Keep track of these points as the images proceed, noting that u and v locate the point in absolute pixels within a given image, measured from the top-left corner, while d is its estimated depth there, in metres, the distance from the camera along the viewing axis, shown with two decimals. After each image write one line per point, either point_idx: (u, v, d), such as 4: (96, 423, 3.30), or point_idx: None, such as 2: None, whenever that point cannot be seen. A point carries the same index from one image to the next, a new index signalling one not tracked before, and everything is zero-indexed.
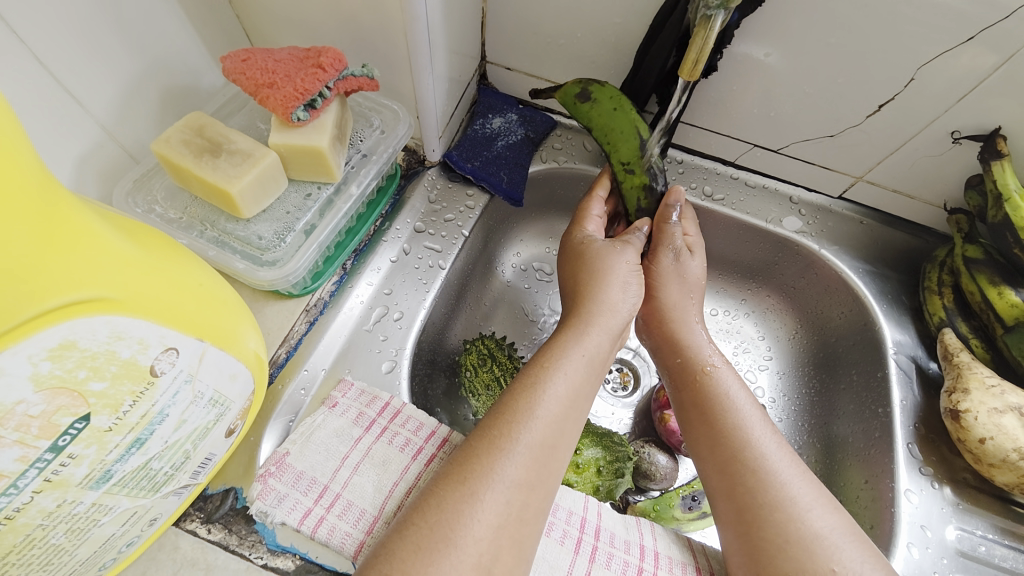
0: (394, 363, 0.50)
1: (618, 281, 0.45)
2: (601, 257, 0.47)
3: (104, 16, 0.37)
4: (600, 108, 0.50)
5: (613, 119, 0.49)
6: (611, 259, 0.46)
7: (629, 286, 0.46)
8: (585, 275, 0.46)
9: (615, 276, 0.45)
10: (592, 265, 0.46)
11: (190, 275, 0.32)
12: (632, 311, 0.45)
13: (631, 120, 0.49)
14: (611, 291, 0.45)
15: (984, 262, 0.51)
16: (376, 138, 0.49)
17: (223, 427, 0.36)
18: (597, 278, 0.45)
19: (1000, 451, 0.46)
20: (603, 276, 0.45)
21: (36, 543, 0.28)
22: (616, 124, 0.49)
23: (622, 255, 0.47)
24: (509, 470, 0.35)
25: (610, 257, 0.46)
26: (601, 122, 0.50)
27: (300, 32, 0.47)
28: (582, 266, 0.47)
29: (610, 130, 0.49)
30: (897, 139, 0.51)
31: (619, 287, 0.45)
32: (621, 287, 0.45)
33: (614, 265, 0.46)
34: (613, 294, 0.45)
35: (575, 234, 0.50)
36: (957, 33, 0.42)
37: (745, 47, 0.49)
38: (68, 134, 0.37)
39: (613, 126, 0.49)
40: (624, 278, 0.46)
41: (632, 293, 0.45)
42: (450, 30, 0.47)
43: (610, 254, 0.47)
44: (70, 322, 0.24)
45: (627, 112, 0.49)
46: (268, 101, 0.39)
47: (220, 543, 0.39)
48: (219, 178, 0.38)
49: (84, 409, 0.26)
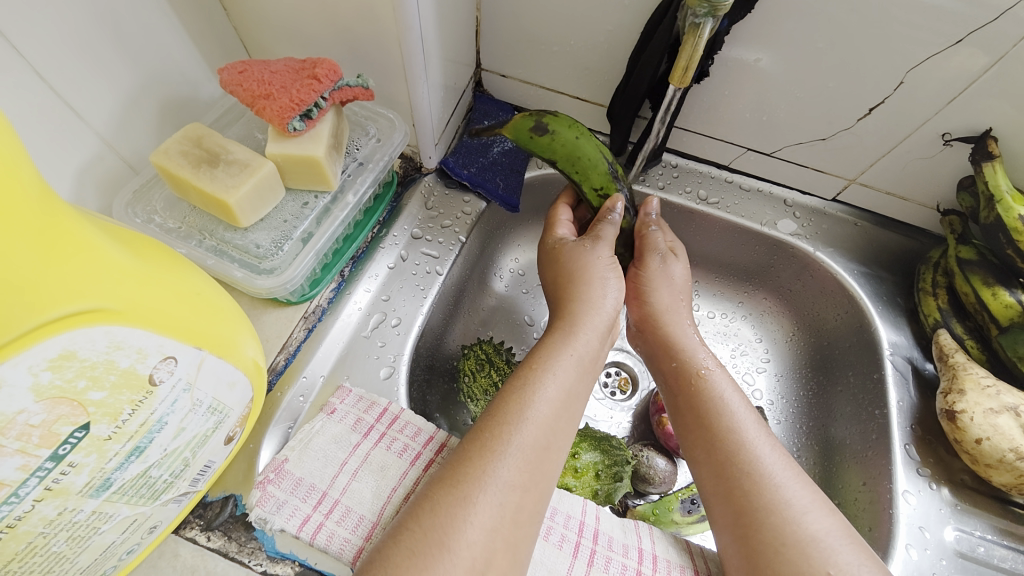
0: (392, 369, 0.50)
1: (595, 277, 0.46)
2: (575, 256, 0.47)
3: (104, 30, 0.38)
4: (562, 138, 0.47)
5: (580, 148, 0.48)
6: (584, 257, 0.47)
7: (607, 283, 0.46)
8: (568, 278, 0.47)
9: (591, 273, 0.46)
10: (569, 268, 0.47)
11: (188, 285, 0.32)
12: (616, 306, 0.46)
13: (596, 146, 0.48)
14: (591, 287, 0.45)
15: (978, 263, 0.51)
16: (371, 146, 0.49)
17: (222, 435, 0.36)
18: (575, 279, 0.46)
19: (997, 451, 0.46)
20: (581, 277, 0.46)
21: (37, 551, 0.29)
22: (584, 152, 0.48)
23: (594, 252, 0.47)
24: (503, 472, 0.35)
25: (584, 256, 0.47)
26: (567, 153, 0.48)
27: (296, 43, 0.47)
28: (560, 269, 0.48)
29: (579, 160, 0.48)
30: (889, 141, 0.52)
31: (598, 284, 0.46)
32: (602, 286, 0.46)
33: (588, 263, 0.47)
34: (596, 295, 0.45)
35: (549, 237, 0.51)
36: (947, 35, 0.42)
37: (737, 52, 0.49)
38: (68, 146, 0.38)
39: (582, 156, 0.48)
40: (601, 276, 0.46)
41: (613, 289, 0.46)
42: (444, 39, 0.47)
43: (581, 253, 0.47)
44: (70, 332, 0.24)
45: (591, 139, 0.48)
46: (265, 112, 0.39)
47: (220, 550, 0.39)
48: (217, 188, 0.39)
49: (84, 419, 0.26)
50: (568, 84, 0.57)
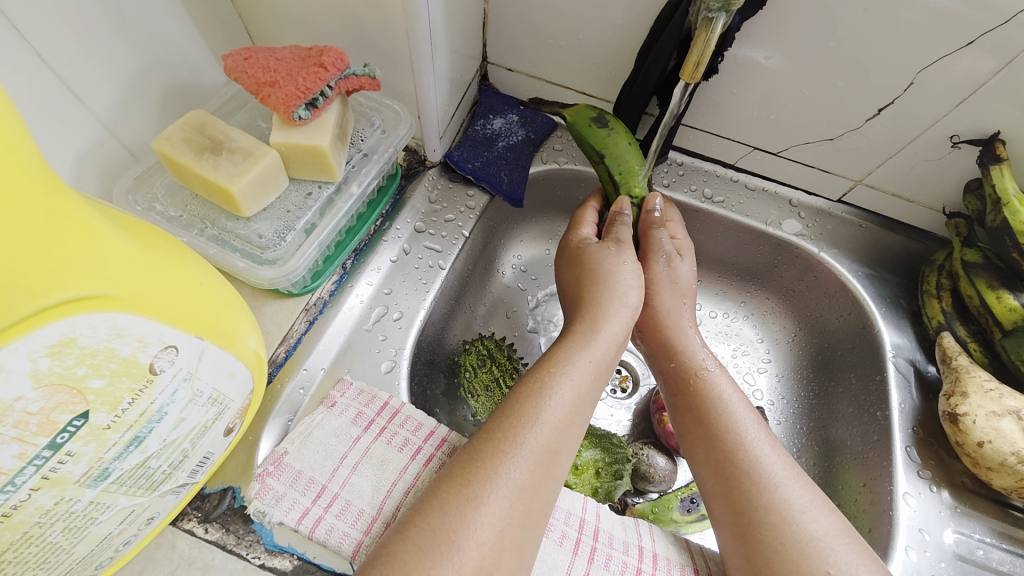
0: (394, 363, 0.50)
1: (620, 284, 0.46)
2: (601, 259, 0.47)
3: (106, 14, 0.37)
4: (616, 138, 0.50)
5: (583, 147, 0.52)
6: (610, 262, 0.47)
7: (632, 288, 0.46)
8: (589, 279, 0.46)
9: (617, 280, 0.46)
10: (594, 271, 0.46)
11: (190, 273, 0.32)
12: (635, 316, 0.46)
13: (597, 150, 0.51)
14: (614, 296, 0.45)
15: (983, 266, 0.51)
16: (377, 138, 0.49)
17: (221, 426, 0.35)
18: (601, 283, 0.46)
19: (998, 455, 0.46)
20: (605, 282, 0.46)
21: (33, 541, 0.28)
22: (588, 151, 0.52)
23: (618, 256, 0.47)
24: (511, 472, 0.35)
25: (608, 260, 0.47)
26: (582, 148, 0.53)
27: (301, 31, 0.47)
28: (583, 271, 0.47)
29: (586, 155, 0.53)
30: (896, 143, 0.51)
31: (622, 290, 0.45)
32: (627, 291, 0.45)
33: (615, 268, 0.46)
34: (619, 301, 0.45)
35: (573, 237, 0.51)
36: (957, 38, 0.42)
37: (746, 50, 0.49)
38: (68, 131, 0.37)
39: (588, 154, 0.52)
40: (627, 281, 0.46)
41: (635, 296, 0.46)
42: (451, 30, 0.47)
43: (607, 257, 0.47)
44: (71, 319, 0.24)
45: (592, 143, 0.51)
46: (270, 100, 0.39)
47: (217, 543, 0.39)
48: (220, 176, 0.38)
49: (83, 407, 0.26)
50: (575, 79, 0.57)
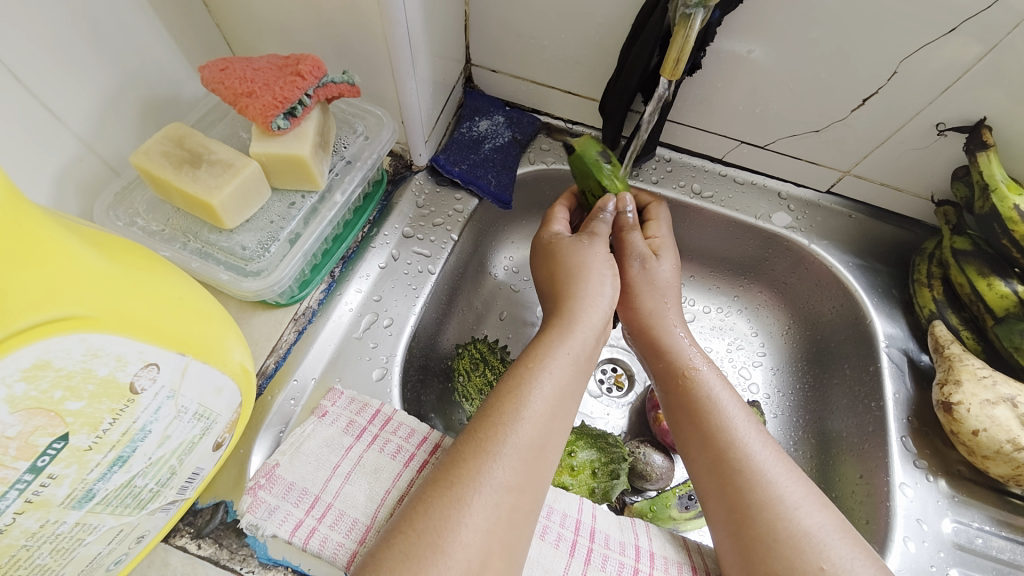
0: (385, 370, 0.49)
1: (593, 275, 0.46)
2: (572, 252, 0.47)
3: (79, 29, 0.36)
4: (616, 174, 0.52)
5: (587, 181, 0.51)
6: (581, 253, 0.47)
7: (606, 279, 0.46)
8: (561, 273, 0.46)
9: (590, 270, 0.46)
10: (565, 264, 0.47)
11: (170, 289, 0.31)
12: (613, 304, 0.46)
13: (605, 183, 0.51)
14: (587, 285, 0.45)
15: (973, 253, 0.51)
16: (359, 144, 0.49)
17: (210, 442, 0.35)
18: (574, 275, 0.46)
19: (994, 442, 0.46)
20: (579, 273, 0.46)
21: (21, 564, 0.28)
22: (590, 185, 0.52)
23: (591, 247, 0.47)
24: (498, 473, 0.34)
25: (580, 252, 0.47)
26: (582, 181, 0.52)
27: (279, 38, 0.46)
28: (555, 265, 0.47)
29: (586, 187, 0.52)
30: (883, 132, 0.51)
31: (595, 281, 0.45)
32: (600, 283, 0.45)
33: (586, 258, 0.46)
34: (594, 293, 0.45)
35: (543, 233, 0.51)
36: (939, 25, 0.42)
37: (730, 44, 0.48)
38: (45, 149, 0.37)
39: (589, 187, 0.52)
40: (600, 272, 0.46)
41: (610, 287, 0.46)
42: (431, 33, 0.46)
43: (578, 249, 0.47)
44: (44, 341, 0.24)
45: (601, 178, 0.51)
46: (248, 111, 0.39)
47: (210, 558, 0.38)
48: (201, 190, 0.38)
49: (62, 429, 0.26)
50: (559, 79, 0.57)
